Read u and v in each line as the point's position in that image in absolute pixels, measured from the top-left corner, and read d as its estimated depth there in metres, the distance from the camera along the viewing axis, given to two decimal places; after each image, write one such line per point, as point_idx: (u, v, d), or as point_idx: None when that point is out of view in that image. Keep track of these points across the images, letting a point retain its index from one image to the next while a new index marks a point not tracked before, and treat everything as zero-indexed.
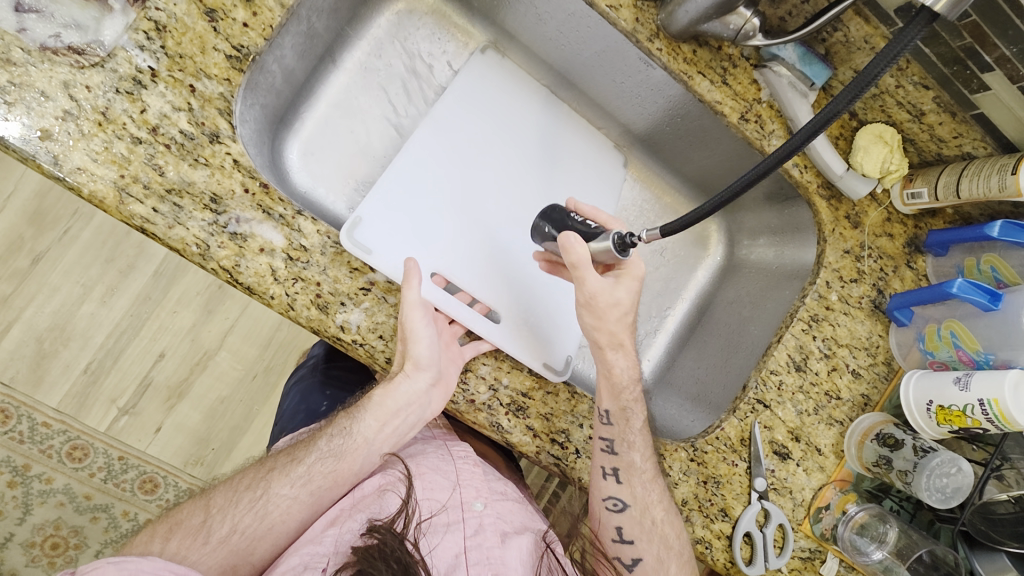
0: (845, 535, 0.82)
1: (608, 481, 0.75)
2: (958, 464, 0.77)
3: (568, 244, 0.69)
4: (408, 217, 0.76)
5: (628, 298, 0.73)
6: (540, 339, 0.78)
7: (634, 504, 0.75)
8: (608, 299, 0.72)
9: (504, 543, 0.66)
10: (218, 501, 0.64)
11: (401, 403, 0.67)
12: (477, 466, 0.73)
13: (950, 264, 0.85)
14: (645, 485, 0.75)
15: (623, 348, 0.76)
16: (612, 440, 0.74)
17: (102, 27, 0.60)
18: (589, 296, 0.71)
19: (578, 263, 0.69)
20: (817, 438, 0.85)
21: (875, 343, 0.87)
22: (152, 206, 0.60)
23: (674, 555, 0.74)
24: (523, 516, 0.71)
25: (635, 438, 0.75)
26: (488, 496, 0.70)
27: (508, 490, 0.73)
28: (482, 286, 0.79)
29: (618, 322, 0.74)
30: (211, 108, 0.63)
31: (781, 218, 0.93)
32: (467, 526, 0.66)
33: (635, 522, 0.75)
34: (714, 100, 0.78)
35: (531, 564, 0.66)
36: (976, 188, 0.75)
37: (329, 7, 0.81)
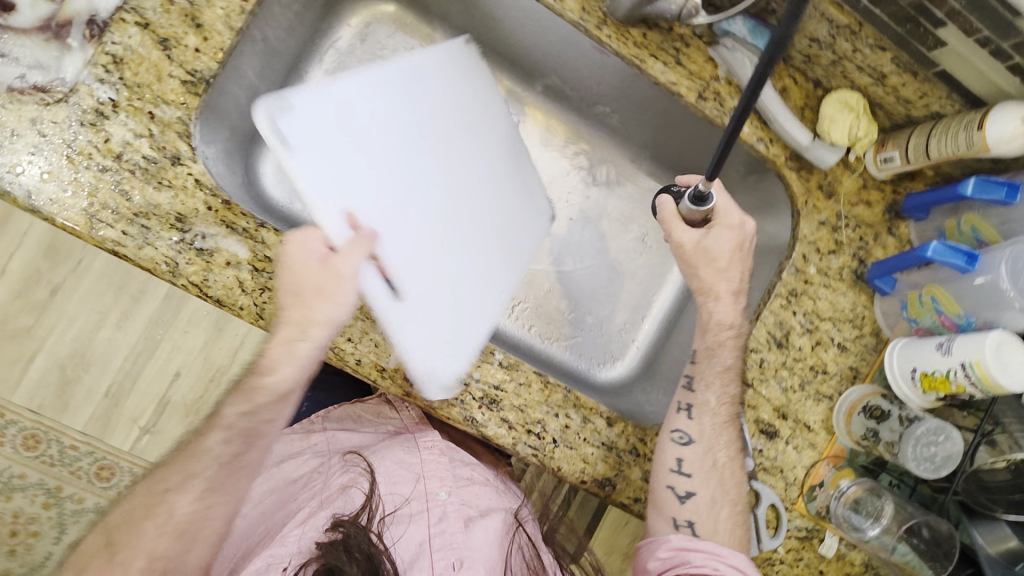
0: (839, 512, 0.81)
1: (681, 414, 0.81)
2: (946, 431, 0.76)
3: (660, 204, 0.82)
4: (342, 138, 0.72)
5: (719, 247, 0.80)
6: (433, 345, 0.73)
7: (702, 442, 0.79)
8: (698, 248, 0.80)
9: (467, 529, 0.68)
10: (119, 536, 0.65)
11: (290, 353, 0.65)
12: (443, 455, 0.74)
13: (931, 228, 0.83)
14: (716, 425, 0.79)
15: (715, 295, 0.81)
16: (692, 376, 0.82)
17: (62, 64, 0.62)
18: (679, 245, 0.81)
19: (666, 217, 0.81)
20: (806, 414, 0.84)
21: (859, 314, 0.85)
22: (122, 229, 0.63)
23: (727, 501, 0.78)
24: (490, 498, 0.74)
25: (714, 380, 0.81)
26: (452, 484, 0.72)
27: (473, 475, 0.74)
28: (389, 253, 0.72)
29: (708, 269, 0.81)
30: (170, 132, 0.65)
31: (754, 193, 0.91)
32: (431, 515, 0.68)
33: (699, 457, 0.78)
34: (670, 81, 0.78)
35: (499, 541, 0.69)
36: (944, 148, 0.73)
37: (287, 25, 0.83)
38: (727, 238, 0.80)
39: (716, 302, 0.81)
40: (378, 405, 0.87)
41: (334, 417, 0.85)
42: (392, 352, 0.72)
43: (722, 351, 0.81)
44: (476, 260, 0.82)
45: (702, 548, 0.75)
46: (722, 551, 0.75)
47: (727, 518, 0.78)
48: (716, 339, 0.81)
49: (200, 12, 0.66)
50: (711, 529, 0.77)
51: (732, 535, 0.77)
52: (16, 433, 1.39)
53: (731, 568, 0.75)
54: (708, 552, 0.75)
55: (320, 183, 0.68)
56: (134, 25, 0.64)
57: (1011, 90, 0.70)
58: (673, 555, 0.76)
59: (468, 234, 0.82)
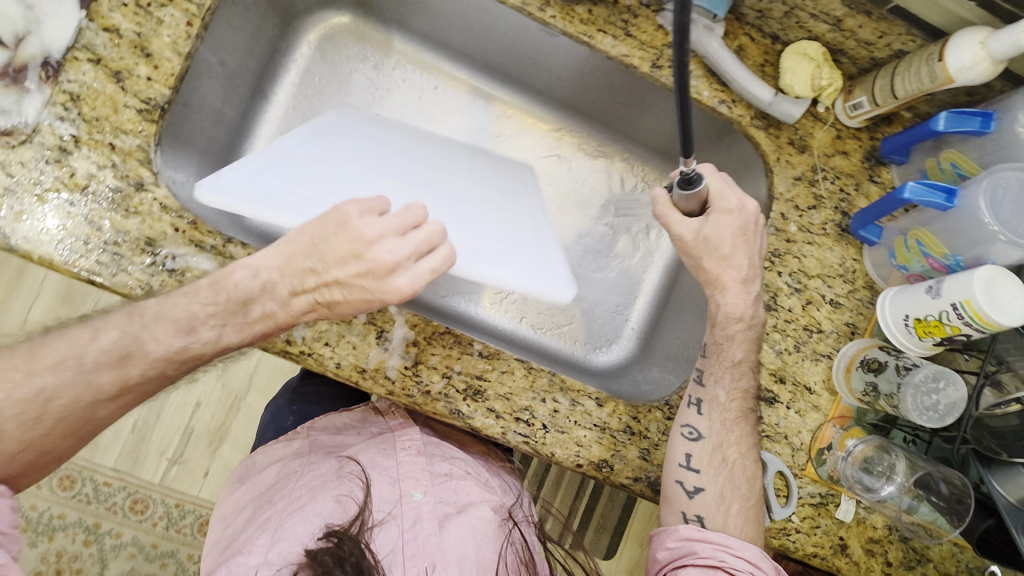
0: (849, 473, 0.78)
1: (691, 409, 0.77)
2: (947, 378, 0.72)
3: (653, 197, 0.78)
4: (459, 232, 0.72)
5: (721, 234, 0.74)
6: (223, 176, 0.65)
7: (710, 440, 0.75)
8: (699, 237, 0.75)
9: (441, 529, 0.71)
10: None
11: (229, 286, 0.63)
12: (417, 454, 0.80)
13: (914, 170, 0.80)
14: (726, 420, 0.75)
15: (722, 286, 0.76)
16: (702, 370, 0.78)
17: (23, 107, 0.65)
18: (676, 238, 0.76)
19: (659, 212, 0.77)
20: (805, 375, 0.81)
21: (850, 268, 0.83)
22: (96, 258, 0.66)
23: (738, 496, 0.74)
24: (469, 493, 0.78)
25: (723, 373, 0.77)
26: (427, 484, 0.76)
27: (452, 470, 0.80)
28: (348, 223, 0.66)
29: (712, 259, 0.75)
30: (131, 160, 0.68)
31: (727, 156, 0.88)
32: (405, 518, 0.72)
33: (707, 453, 0.74)
34: (621, 54, 0.78)
35: (475, 536, 0.72)
36: (909, 86, 0.70)
37: (245, 49, 0.85)
38: (728, 223, 0.74)
39: (724, 294, 0.76)
40: (364, 412, 0.92)
41: (320, 425, 0.90)
42: (370, 352, 0.73)
43: (732, 345, 0.77)
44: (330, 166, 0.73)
45: (713, 540, 0.71)
46: (733, 542, 0.71)
47: (738, 513, 0.74)
48: (725, 333, 0.77)
49: (149, 41, 0.68)
50: (721, 523, 0.73)
51: (745, 530, 0.73)
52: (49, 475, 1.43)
53: (743, 561, 0.70)
54: (719, 544, 0.71)
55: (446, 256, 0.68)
56: (87, 62, 0.67)
57: (970, 15, 0.68)
58: (680, 545, 0.72)
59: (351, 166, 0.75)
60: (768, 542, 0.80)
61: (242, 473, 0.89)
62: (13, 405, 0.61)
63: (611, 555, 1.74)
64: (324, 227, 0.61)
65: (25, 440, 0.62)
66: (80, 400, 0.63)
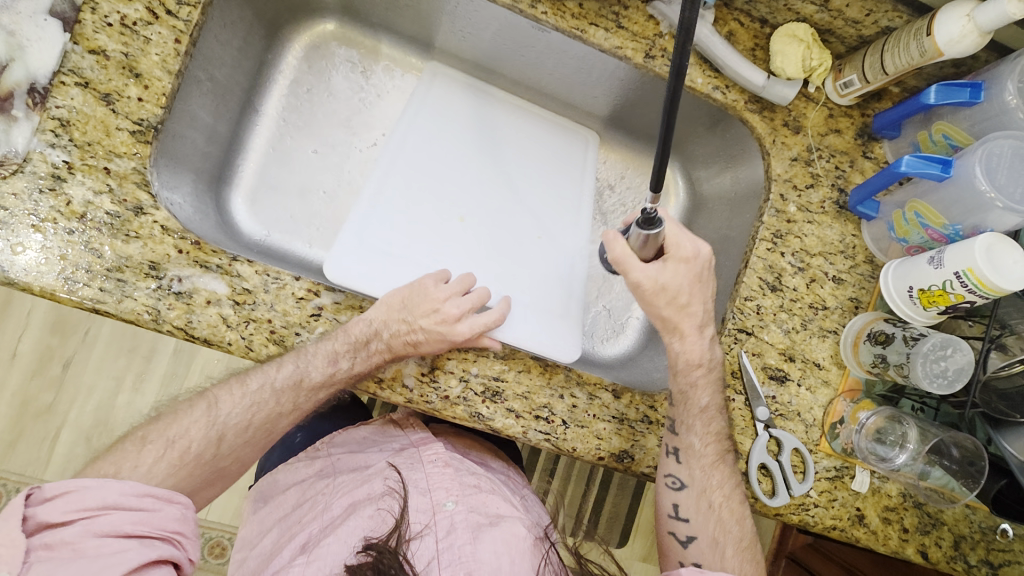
0: (863, 445, 0.80)
1: (669, 459, 0.78)
2: (953, 343, 0.72)
3: (608, 241, 0.76)
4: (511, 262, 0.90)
5: (678, 282, 0.77)
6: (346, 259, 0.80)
7: (693, 487, 0.78)
8: (657, 285, 0.76)
9: (474, 539, 0.71)
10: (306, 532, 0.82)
11: (356, 330, 0.69)
12: (446, 466, 0.80)
13: (906, 144, 0.82)
14: (705, 469, 0.78)
15: (680, 333, 0.78)
16: (673, 421, 0.78)
17: (11, 136, 0.63)
18: (637, 283, 0.76)
19: (620, 257, 0.76)
20: (813, 352, 0.83)
21: (850, 244, 0.84)
22: (99, 286, 0.65)
23: (731, 538, 0.78)
24: (499, 506, 0.78)
25: (694, 422, 0.78)
26: (458, 494, 0.77)
27: (479, 483, 0.80)
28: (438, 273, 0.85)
29: (671, 306, 0.77)
30: (128, 183, 0.66)
31: (722, 140, 0.93)
32: (439, 529, 0.72)
33: (692, 502, 0.78)
34: (614, 47, 0.78)
35: (508, 548, 0.71)
36: (899, 61, 0.71)
37: (234, 60, 0.84)
38: (685, 271, 0.77)
39: (682, 340, 0.78)
40: (384, 425, 0.94)
41: (338, 442, 0.93)
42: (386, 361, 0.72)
43: (697, 391, 0.78)
44: (409, 215, 0.87)
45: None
46: None
47: (733, 556, 0.78)
48: (687, 380, 0.78)
49: (137, 61, 0.66)
50: (718, 568, 0.78)
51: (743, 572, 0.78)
52: None
53: None
54: None
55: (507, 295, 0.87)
56: (75, 86, 0.65)
57: None
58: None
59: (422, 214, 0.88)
60: (786, 518, 0.81)
61: (264, 491, 0.92)
62: (233, 417, 0.70)
63: (624, 543, 1.83)
64: (411, 292, 0.74)
65: (235, 449, 0.71)
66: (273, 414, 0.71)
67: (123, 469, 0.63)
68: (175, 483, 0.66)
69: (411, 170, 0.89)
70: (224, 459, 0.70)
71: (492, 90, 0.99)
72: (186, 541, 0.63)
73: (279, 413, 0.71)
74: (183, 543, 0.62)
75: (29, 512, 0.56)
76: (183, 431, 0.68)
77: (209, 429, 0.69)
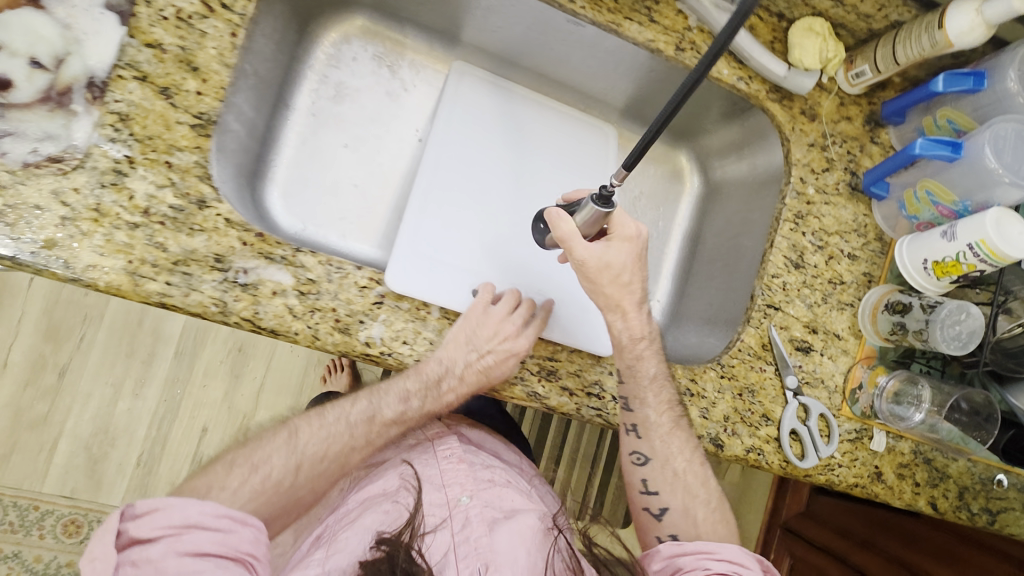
0: (884, 407, 0.87)
1: (630, 436, 0.81)
2: (966, 309, 0.80)
3: (555, 218, 0.72)
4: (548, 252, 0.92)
5: (621, 260, 0.75)
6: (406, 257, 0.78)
7: (656, 459, 0.82)
8: (601, 263, 0.74)
9: (490, 531, 0.72)
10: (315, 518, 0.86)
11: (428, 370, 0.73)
12: (460, 462, 0.82)
13: (911, 129, 0.89)
14: (663, 438, 0.80)
15: (622, 311, 0.77)
16: (626, 397, 0.79)
17: (72, 131, 0.62)
18: (580, 264, 0.73)
19: (564, 236, 0.72)
20: (833, 324, 0.89)
21: (862, 223, 0.91)
22: (165, 280, 0.64)
23: (699, 503, 0.82)
24: (513, 500, 0.79)
25: (647, 395, 0.79)
26: (473, 488, 0.78)
27: (493, 477, 0.82)
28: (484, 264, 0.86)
29: (614, 285, 0.75)
30: (190, 177, 0.66)
31: (742, 130, 0.98)
32: (454, 521, 0.73)
33: (659, 474, 0.82)
34: (647, 40, 0.82)
35: (525, 539, 0.72)
36: (910, 52, 0.78)
37: (271, 53, 0.85)
38: (627, 250, 0.75)
39: (623, 318, 0.78)
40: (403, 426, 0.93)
41: None
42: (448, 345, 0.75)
43: (643, 363, 0.79)
44: (452, 207, 0.87)
45: (691, 552, 0.77)
46: (713, 549, 0.77)
47: (703, 519, 0.82)
48: (634, 355, 0.79)
49: (194, 55, 0.66)
50: (694, 534, 0.81)
51: (717, 535, 0.82)
52: (55, 521, 1.52)
53: (724, 563, 0.76)
54: (700, 553, 0.77)
55: (546, 281, 0.89)
56: (133, 79, 0.64)
57: None
58: (664, 565, 0.77)
59: (464, 207, 0.88)
60: (815, 479, 0.87)
61: None
62: (311, 447, 0.73)
63: (628, 524, 1.88)
64: (469, 324, 0.75)
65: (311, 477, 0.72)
66: (348, 445, 0.74)
67: (212, 490, 0.66)
68: (258, 507, 0.67)
69: (451, 163, 0.90)
70: (301, 489, 0.72)
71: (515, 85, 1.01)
72: (258, 563, 0.61)
73: (353, 447, 0.75)
74: (256, 567, 0.61)
75: (121, 527, 0.57)
76: (265, 458, 0.70)
77: (289, 457, 0.71)
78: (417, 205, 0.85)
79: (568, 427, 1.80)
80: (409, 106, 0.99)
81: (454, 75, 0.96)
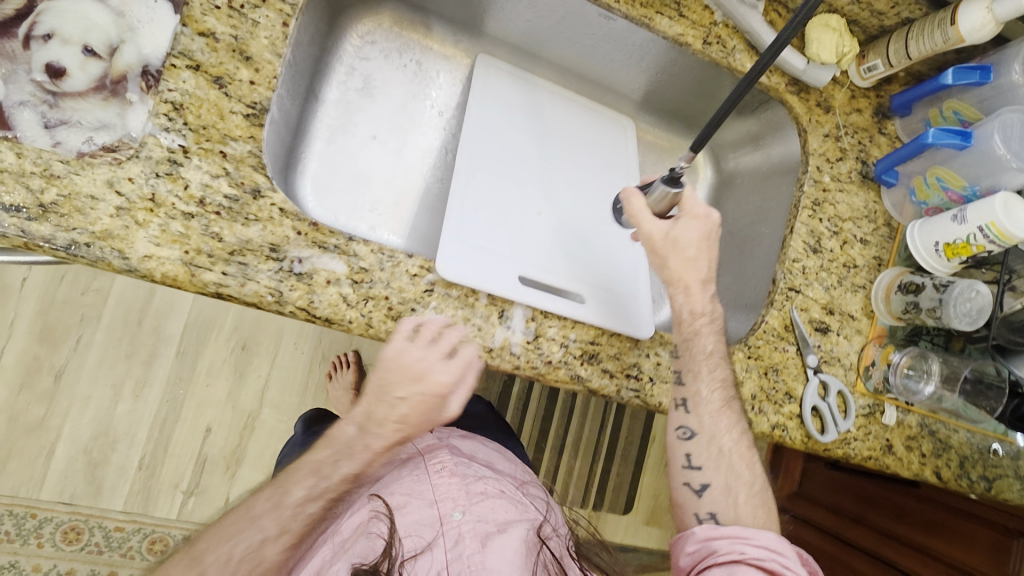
0: (897, 382, 0.93)
1: (680, 410, 0.80)
2: (976, 288, 0.84)
3: (627, 195, 0.82)
4: (582, 240, 0.93)
5: (688, 236, 0.80)
6: (452, 245, 0.79)
7: (703, 434, 0.79)
8: (667, 238, 0.80)
9: (484, 547, 0.68)
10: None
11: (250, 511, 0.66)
12: (452, 475, 0.75)
13: (917, 121, 0.94)
14: (713, 413, 0.79)
15: (684, 286, 0.81)
16: (681, 370, 0.81)
17: (127, 120, 0.62)
18: (647, 236, 0.80)
19: (634, 211, 0.81)
20: (848, 306, 0.94)
21: (873, 209, 0.96)
22: (221, 270, 0.64)
23: (742, 483, 0.79)
24: (506, 511, 0.74)
25: (700, 368, 0.80)
26: (465, 503, 0.72)
27: (487, 489, 0.76)
28: (525, 252, 0.86)
29: (677, 260, 0.80)
30: (245, 166, 0.66)
31: (758, 122, 1.02)
32: (447, 539, 0.68)
33: (704, 449, 0.79)
34: (677, 34, 0.86)
35: (522, 555, 0.69)
36: (923, 47, 0.83)
37: (305, 44, 0.85)
38: (695, 227, 0.81)
39: (685, 293, 0.80)
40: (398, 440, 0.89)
41: None
42: (495, 331, 0.76)
43: (700, 339, 0.80)
44: (489, 196, 0.87)
45: (728, 535, 0.72)
46: (750, 534, 0.72)
47: (745, 501, 0.78)
48: (692, 329, 0.80)
49: (247, 44, 0.66)
50: (734, 515, 0.77)
51: (757, 518, 0.77)
52: (54, 528, 1.48)
53: (764, 550, 0.71)
54: (734, 537, 0.72)
55: (583, 267, 0.89)
56: (186, 69, 0.64)
57: None
58: (699, 547, 0.73)
59: (501, 196, 0.89)
60: (833, 453, 0.91)
61: None
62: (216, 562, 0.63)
63: (630, 509, 1.92)
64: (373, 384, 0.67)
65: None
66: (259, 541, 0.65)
67: None
68: None
69: (485, 152, 0.90)
70: None
71: (537, 78, 1.03)
72: None
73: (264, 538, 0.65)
74: None
75: None
76: None
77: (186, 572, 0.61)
78: (457, 193, 0.85)
79: (571, 417, 1.83)
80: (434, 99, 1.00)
81: (480, 66, 0.97)
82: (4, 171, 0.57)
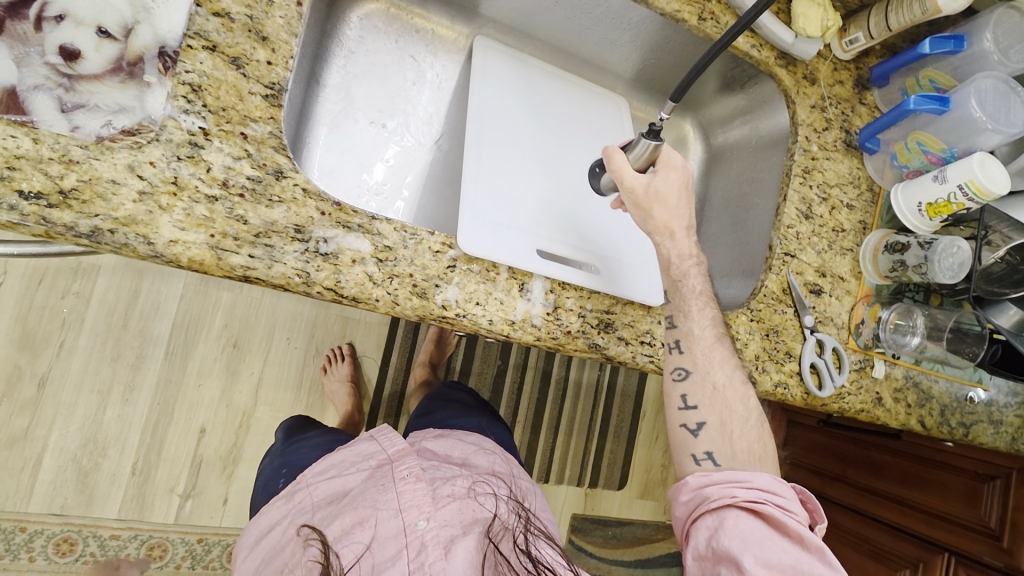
0: (886, 335, 0.98)
1: (674, 352, 0.82)
2: (957, 243, 0.92)
3: (608, 152, 0.81)
4: (588, 214, 0.95)
5: (669, 188, 0.81)
6: (472, 221, 0.80)
7: (698, 371, 0.80)
8: (650, 191, 0.80)
9: (446, 554, 0.69)
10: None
11: None
12: (418, 481, 0.77)
13: (894, 90, 1.00)
14: (706, 349, 0.81)
15: (671, 232, 0.82)
16: (672, 315, 0.83)
17: (146, 103, 0.61)
18: (630, 191, 0.80)
19: (616, 167, 0.80)
20: (838, 268, 0.99)
21: (856, 175, 1.01)
22: (248, 253, 0.63)
23: (738, 419, 0.79)
24: (473, 513, 0.75)
25: (691, 308, 0.82)
26: (429, 510, 0.73)
27: (454, 491, 0.78)
28: (538, 227, 0.88)
29: (662, 210, 0.81)
30: (266, 148, 0.66)
31: (747, 97, 1.07)
32: (411, 550, 0.70)
33: (699, 387, 0.80)
34: (674, 10, 0.89)
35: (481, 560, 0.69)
36: (903, 18, 0.88)
37: (308, 26, 0.84)
38: (675, 178, 0.81)
39: (672, 239, 0.82)
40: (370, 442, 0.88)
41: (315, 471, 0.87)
42: (517, 304, 0.77)
43: (689, 280, 0.83)
44: (499, 174, 0.89)
45: (719, 480, 0.74)
46: (741, 476, 0.74)
47: (741, 435, 0.79)
48: (681, 270, 0.83)
49: (263, 24, 0.68)
50: (730, 452, 0.78)
51: (752, 453, 0.79)
52: (46, 541, 1.43)
53: (755, 489, 0.73)
54: (727, 481, 0.74)
55: (592, 240, 0.92)
56: (203, 49, 0.64)
57: None
58: (693, 495, 0.75)
59: (510, 174, 0.90)
60: (830, 408, 0.96)
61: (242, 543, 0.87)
62: None
63: (623, 485, 1.97)
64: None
65: None
66: None
67: None
68: None
69: (491, 131, 0.92)
70: None
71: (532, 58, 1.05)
72: None
73: None
74: None
75: None
76: None
77: None
78: (470, 170, 0.86)
79: (564, 397, 1.86)
80: (433, 81, 1.01)
81: (479, 48, 0.98)
82: (22, 157, 0.55)
